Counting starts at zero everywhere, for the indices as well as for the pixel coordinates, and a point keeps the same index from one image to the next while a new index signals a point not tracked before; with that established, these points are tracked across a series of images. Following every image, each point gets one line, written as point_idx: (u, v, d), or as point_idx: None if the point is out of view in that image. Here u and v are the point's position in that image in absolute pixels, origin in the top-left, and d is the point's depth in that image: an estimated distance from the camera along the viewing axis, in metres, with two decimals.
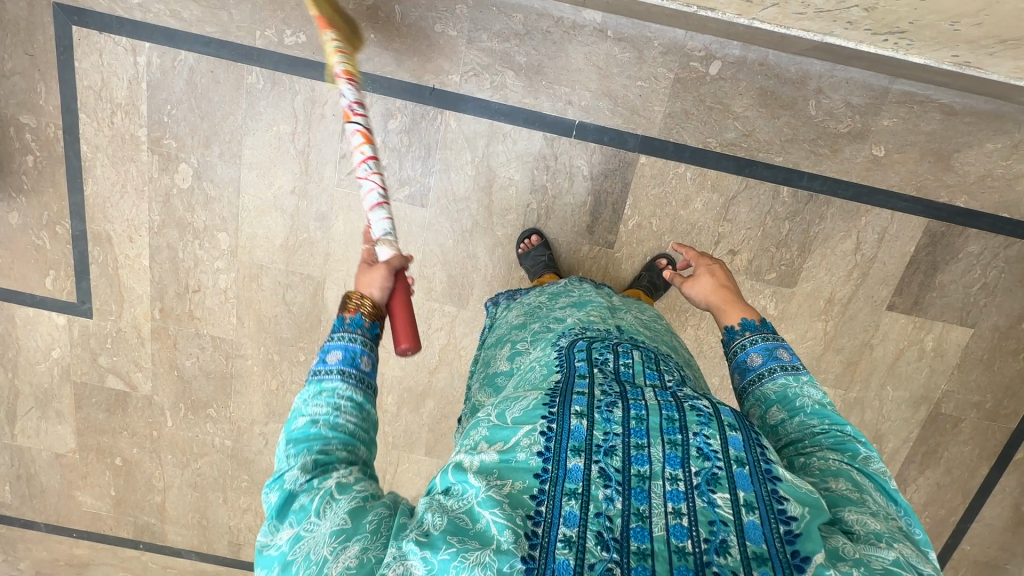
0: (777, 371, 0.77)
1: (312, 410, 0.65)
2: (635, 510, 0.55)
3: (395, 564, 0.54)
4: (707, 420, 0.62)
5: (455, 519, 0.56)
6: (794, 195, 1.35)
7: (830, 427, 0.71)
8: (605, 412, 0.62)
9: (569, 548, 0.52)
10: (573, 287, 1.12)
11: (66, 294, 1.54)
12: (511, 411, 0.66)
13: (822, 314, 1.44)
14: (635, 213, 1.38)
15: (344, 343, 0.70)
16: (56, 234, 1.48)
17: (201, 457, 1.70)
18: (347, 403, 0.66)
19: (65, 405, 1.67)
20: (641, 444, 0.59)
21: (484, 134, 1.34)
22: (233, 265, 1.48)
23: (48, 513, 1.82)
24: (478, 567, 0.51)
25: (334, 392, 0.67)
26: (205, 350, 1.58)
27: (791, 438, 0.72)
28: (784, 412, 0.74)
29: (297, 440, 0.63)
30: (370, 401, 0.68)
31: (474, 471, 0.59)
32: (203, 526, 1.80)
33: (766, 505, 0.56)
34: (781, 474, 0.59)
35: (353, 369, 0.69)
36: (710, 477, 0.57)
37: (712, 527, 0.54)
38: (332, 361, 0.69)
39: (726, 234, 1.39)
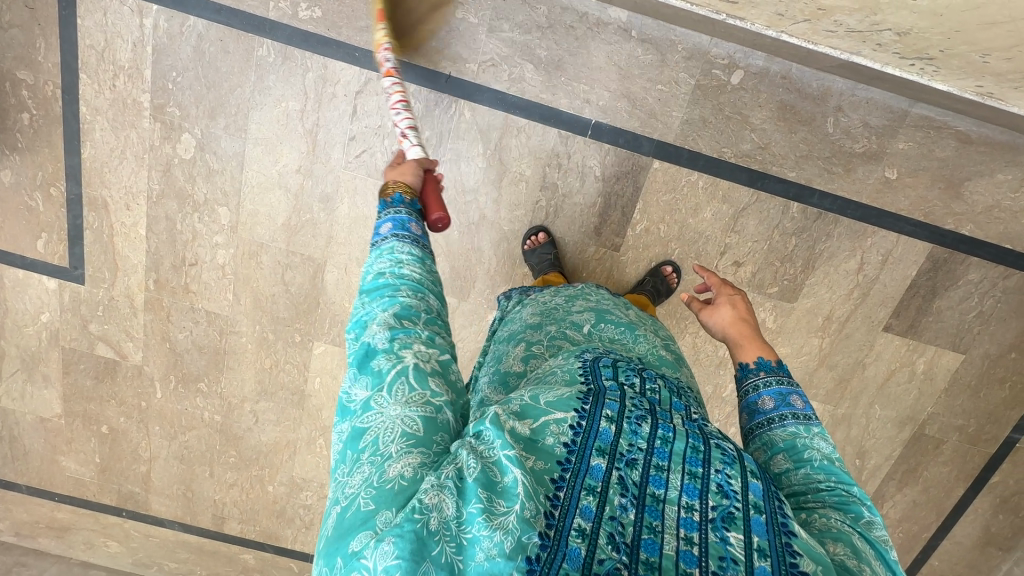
0: (788, 419, 0.72)
1: (377, 267, 0.73)
2: (647, 523, 0.54)
3: (432, 492, 0.52)
4: (730, 461, 0.60)
5: (486, 469, 0.54)
6: (803, 212, 1.34)
7: (837, 484, 0.65)
8: (634, 423, 0.60)
9: (583, 538, 0.50)
10: (593, 293, 1.12)
11: (57, 259, 1.51)
12: (545, 395, 0.64)
13: (820, 331, 1.45)
14: (644, 217, 1.37)
15: (392, 214, 0.81)
16: (51, 196, 1.44)
17: (189, 430, 1.69)
18: (407, 256, 0.75)
19: (53, 370, 1.64)
20: (662, 467, 0.57)
21: (498, 126, 1.32)
22: (232, 241, 1.45)
23: (31, 475, 1.80)
24: (499, 531, 0.49)
25: (393, 249, 0.75)
26: (199, 325, 1.56)
27: (793, 489, 0.66)
28: (790, 462, 0.68)
29: (371, 291, 0.71)
30: (427, 258, 0.77)
31: (507, 431, 0.58)
32: (187, 498, 1.80)
33: (777, 553, 0.54)
34: (797, 529, 0.56)
35: (406, 231, 0.79)
36: (726, 514, 0.56)
37: (721, 563, 0.53)
38: (386, 230, 0.79)
39: (733, 245, 1.38)
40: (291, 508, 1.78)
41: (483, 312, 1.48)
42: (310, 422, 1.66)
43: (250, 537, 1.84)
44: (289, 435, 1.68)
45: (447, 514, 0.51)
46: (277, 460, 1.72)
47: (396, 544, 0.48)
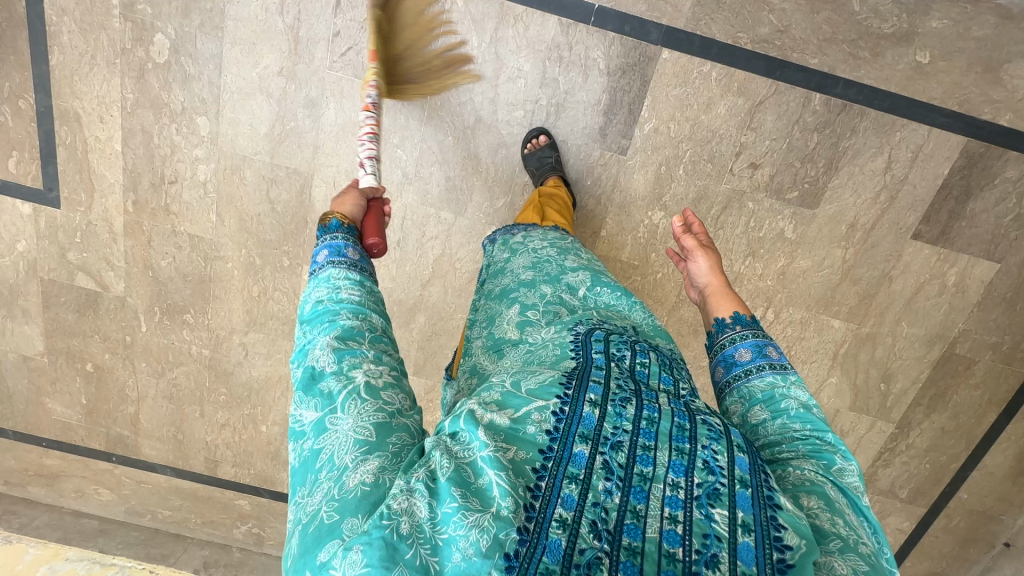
0: (766, 369, 0.78)
1: (315, 295, 0.73)
2: (631, 507, 0.52)
3: (401, 496, 0.50)
4: (717, 437, 0.59)
5: (459, 468, 0.53)
6: (826, 104, 1.24)
7: (810, 433, 0.68)
8: (618, 405, 0.59)
9: (563, 529, 0.49)
10: (582, 249, 1.05)
11: (31, 180, 1.42)
12: (527, 382, 0.64)
13: (843, 240, 1.36)
14: (653, 115, 1.27)
15: (328, 241, 0.81)
16: (19, 110, 1.35)
17: (177, 366, 1.62)
18: (344, 282, 0.75)
19: (33, 303, 1.57)
20: (648, 446, 0.56)
21: (494, 15, 1.22)
22: (213, 155, 1.37)
23: (17, 420, 1.74)
24: (475, 529, 0.48)
25: (330, 277, 0.75)
26: (182, 250, 1.47)
27: (769, 439, 0.70)
28: (766, 412, 0.73)
29: (311, 320, 0.71)
30: (368, 281, 0.76)
31: (483, 424, 0.57)
32: (179, 441, 1.73)
33: (761, 530, 0.52)
34: (781, 502, 0.54)
35: (342, 258, 0.79)
36: (711, 490, 0.54)
37: (705, 541, 0.50)
38: (322, 258, 0.79)
39: (749, 144, 1.28)
40: (286, 449, 1.72)
41: (481, 228, 1.40)
42: None
43: (245, 481, 1.77)
44: (280, 369, 1.60)
45: (420, 517, 0.49)
46: (270, 397, 1.64)
47: (363, 551, 0.47)
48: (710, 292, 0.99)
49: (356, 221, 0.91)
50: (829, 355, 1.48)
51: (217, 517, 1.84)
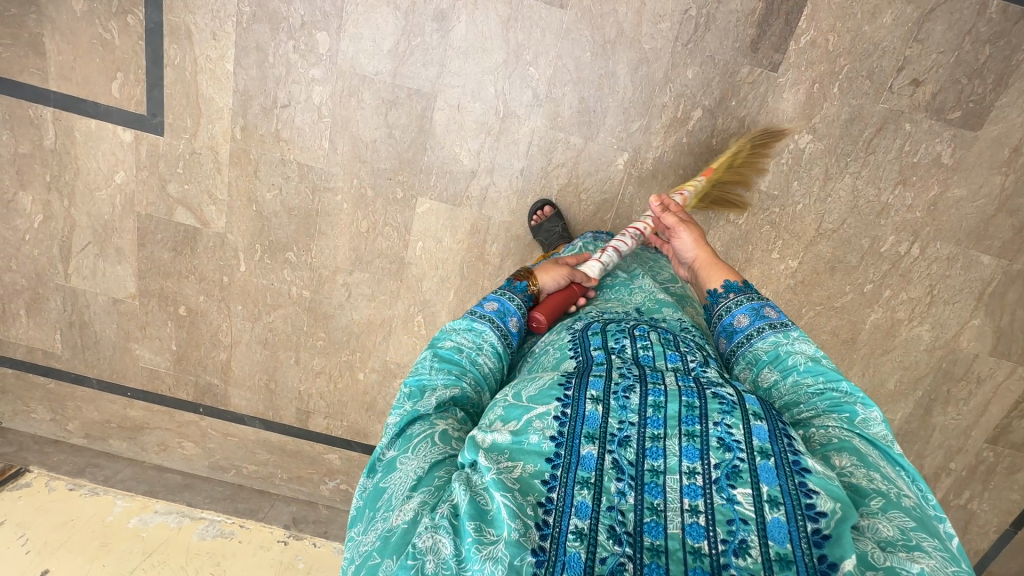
0: (766, 330, 0.77)
1: (459, 341, 0.73)
2: (649, 505, 0.52)
3: (426, 535, 0.49)
4: (729, 410, 0.59)
5: (476, 497, 0.52)
6: (1003, 11, 1.15)
7: (826, 387, 0.69)
8: (621, 398, 0.60)
9: (581, 540, 0.49)
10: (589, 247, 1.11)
11: (134, 105, 1.35)
12: (527, 390, 0.64)
13: (1004, 166, 1.27)
14: (811, 26, 1.19)
15: (504, 297, 0.81)
16: (128, 26, 1.28)
17: (275, 309, 1.55)
18: (489, 346, 0.74)
19: (127, 241, 1.50)
20: (657, 436, 0.57)
21: None
22: (331, 75, 1.29)
23: (102, 368, 1.68)
24: (489, 561, 0.47)
25: (482, 333, 0.75)
26: (290, 181, 1.40)
27: (784, 401, 0.71)
28: (776, 372, 0.73)
29: (443, 359, 0.70)
30: (506, 356, 0.76)
31: (485, 448, 0.56)
32: (270, 390, 1.66)
33: (791, 500, 0.51)
34: (810, 465, 0.54)
35: (502, 322, 0.78)
36: (730, 470, 0.54)
37: (731, 527, 0.50)
38: (490, 308, 0.79)
39: (913, 58, 1.19)
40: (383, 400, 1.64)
41: (611, 156, 1.32)
42: (408, 296, 1.49)
43: (338, 434, 1.71)
44: (384, 312, 1.52)
45: (445, 555, 0.48)
46: (370, 342, 1.57)
47: None
48: (699, 265, 0.94)
49: (543, 294, 0.87)
50: (974, 295, 1.39)
51: (303, 472, 1.77)
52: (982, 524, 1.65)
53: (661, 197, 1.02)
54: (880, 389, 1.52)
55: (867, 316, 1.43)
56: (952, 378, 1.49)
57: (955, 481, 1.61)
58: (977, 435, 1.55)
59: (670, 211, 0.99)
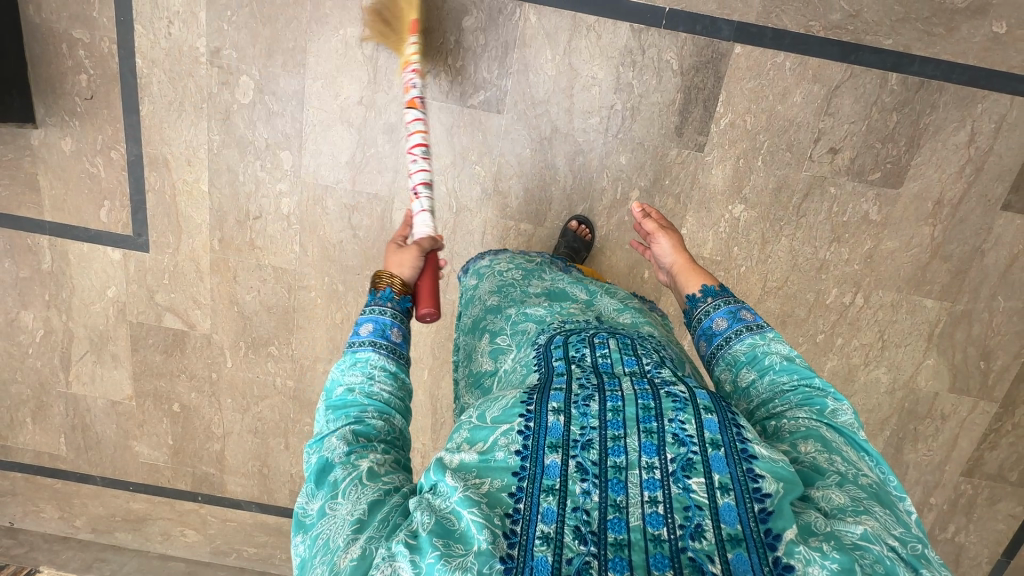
0: (744, 332, 0.81)
1: (348, 381, 0.73)
2: (612, 502, 0.54)
3: (384, 565, 0.52)
4: (682, 406, 0.62)
5: (442, 519, 0.54)
6: (903, 83, 1.24)
7: (798, 382, 0.73)
8: (582, 405, 0.62)
9: (547, 544, 0.51)
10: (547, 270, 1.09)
11: (121, 227, 1.48)
12: (491, 410, 0.66)
13: (930, 217, 1.34)
14: (729, 110, 1.29)
15: (375, 315, 0.80)
16: (112, 160, 1.42)
17: (262, 400, 1.63)
18: (381, 372, 0.74)
19: (121, 348, 1.61)
20: (618, 436, 0.59)
21: (567, 28, 1.25)
22: (297, 187, 1.41)
23: (104, 466, 1.76)
24: (459, 571, 0.50)
25: (367, 362, 0.74)
26: (267, 283, 1.50)
27: (761, 398, 0.75)
28: (754, 372, 0.77)
29: (336, 408, 0.71)
30: (402, 371, 0.76)
31: (453, 468, 0.59)
32: (264, 475, 1.73)
33: (740, 484, 0.56)
34: (757, 452, 0.59)
35: (383, 338, 0.78)
36: (685, 462, 0.57)
37: (687, 513, 0.54)
38: (365, 332, 0.78)
39: (827, 129, 1.28)
40: None
41: None
42: None
43: None
44: None
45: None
46: None
47: None
48: (676, 271, 0.98)
49: (411, 286, 0.87)
50: (923, 336, 1.44)
51: None
52: (973, 556, 1.65)
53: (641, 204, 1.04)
54: None
55: (824, 364, 1.49)
56: (917, 417, 1.52)
57: (938, 516, 1.62)
58: (952, 469, 1.57)
59: (652, 218, 1.02)
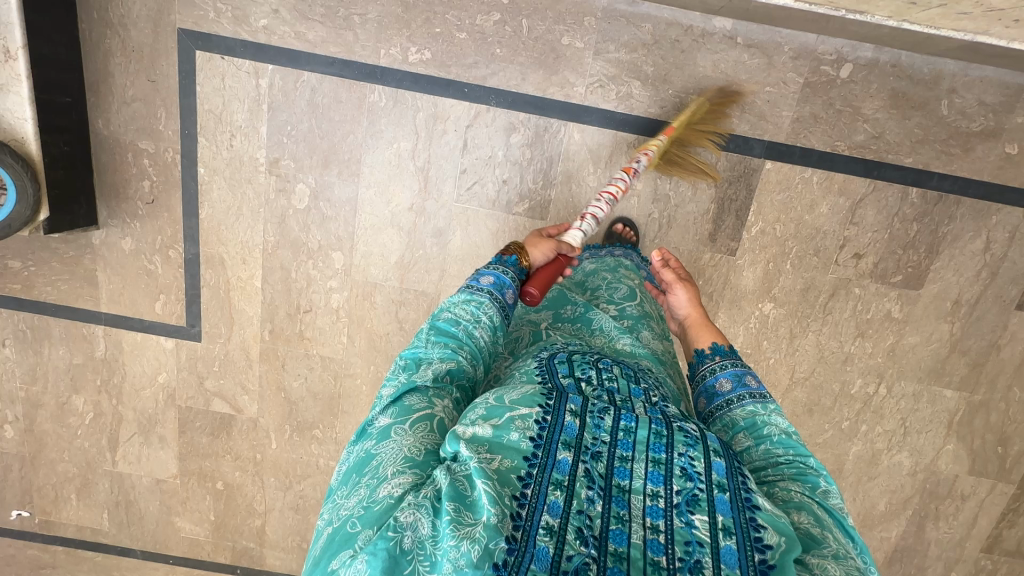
0: (746, 398, 0.78)
1: (455, 312, 0.80)
2: (615, 514, 0.57)
3: (408, 510, 0.54)
4: (693, 443, 0.63)
5: (456, 481, 0.56)
6: (923, 196, 1.33)
7: (794, 457, 0.70)
8: (597, 416, 0.64)
9: (550, 536, 0.53)
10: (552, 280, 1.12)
11: (175, 318, 1.54)
12: (509, 394, 0.67)
13: (949, 315, 1.42)
14: (759, 219, 1.37)
15: (498, 272, 0.88)
16: (169, 258, 1.48)
17: (305, 479, 1.68)
18: (484, 318, 0.80)
19: (169, 430, 1.66)
20: (626, 458, 0.61)
21: (608, 145, 1.33)
22: (346, 284, 1.47)
23: (145, 540, 1.79)
24: (467, 541, 0.51)
25: (478, 304, 0.81)
26: (314, 371, 1.56)
27: (753, 465, 0.72)
28: (749, 439, 0.74)
29: (440, 333, 0.77)
30: (501, 328, 0.83)
31: (466, 439, 0.60)
32: (303, 548, 1.77)
33: (742, 532, 0.56)
34: (759, 503, 0.58)
35: (499, 294, 0.85)
36: (691, 497, 0.58)
37: (687, 548, 0.55)
38: (486, 281, 0.86)
39: (852, 237, 1.37)
40: None
41: None
42: None
43: None
44: None
45: (422, 534, 0.52)
46: None
47: (368, 561, 0.50)
48: (689, 323, 1.00)
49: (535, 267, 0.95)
50: (943, 423, 1.51)
51: None
52: None
53: (664, 253, 1.07)
54: (873, 511, 1.61)
55: (848, 448, 1.55)
56: (938, 497, 1.58)
57: None
58: (972, 545, 1.62)
59: (671, 268, 1.04)
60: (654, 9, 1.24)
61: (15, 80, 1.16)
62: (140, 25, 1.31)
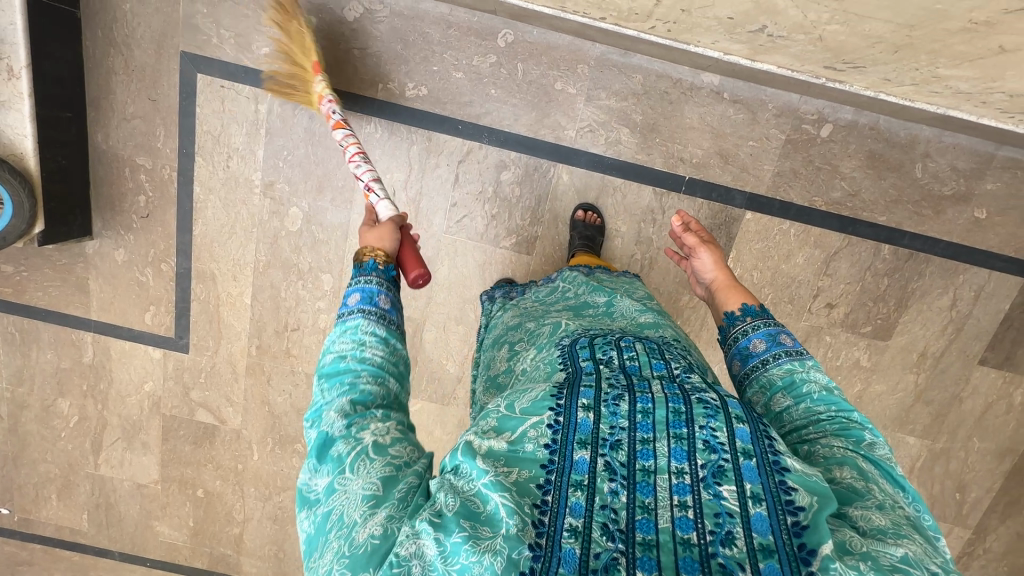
0: (782, 358, 0.82)
1: (339, 349, 0.73)
2: (641, 502, 0.56)
3: (408, 542, 0.54)
4: (713, 414, 0.63)
5: (466, 501, 0.57)
6: (894, 253, 1.38)
7: (836, 413, 0.75)
8: (612, 404, 0.64)
9: (576, 537, 0.53)
10: (567, 283, 1.13)
11: (164, 330, 1.56)
12: (520, 402, 0.68)
13: (915, 367, 1.47)
14: (738, 265, 1.41)
15: (360, 285, 0.78)
16: (161, 271, 1.51)
17: (284, 490, 1.71)
18: (370, 337, 0.73)
19: (152, 436, 1.68)
20: (647, 438, 0.61)
21: (595, 187, 1.37)
22: (335, 305, 1.51)
23: (124, 542, 1.81)
24: (488, 554, 0.52)
25: (358, 328, 0.74)
26: (298, 387, 1.59)
27: (795, 424, 0.76)
28: (790, 399, 0.78)
29: (330, 376, 0.70)
30: (393, 337, 0.75)
31: (482, 454, 0.61)
32: (279, 558, 1.79)
33: (773, 496, 0.57)
34: (788, 465, 0.60)
35: (373, 304, 0.77)
36: (716, 469, 0.59)
37: (718, 520, 0.55)
38: (353, 302, 0.77)
39: (825, 287, 1.42)
40: None
41: None
42: None
43: None
44: None
45: (430, 557, 0.53)
46: None
47: None
48: (717, 286, 1.02)
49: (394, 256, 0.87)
50: (906, 468, 1.57)
51: None
52: None
53: (684, 217, 1.11)
54: None
55: None
56: None
57: None
58: None
59: (693, 233, 1.07)
60: (645, 61, 1.28)
61: (17, 98, 1.19)
62: (144, 45, 1.33)
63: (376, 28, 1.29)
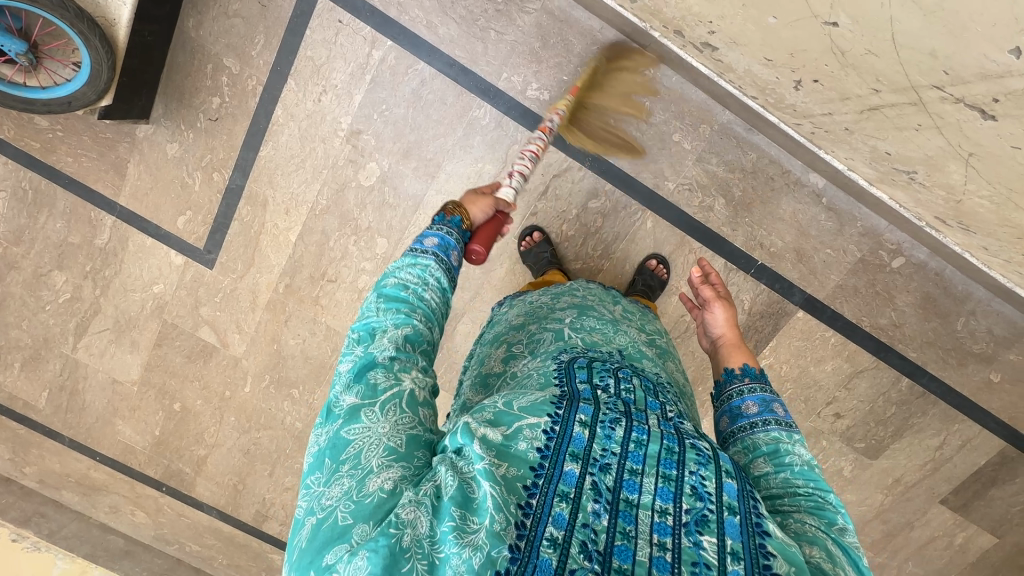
0: (770, 423, 0.68)
1: (402, 277, 0.71)
2: (621, 528, 0.50)
3: (409, 507, 0.48)
4: (705, 462, 0.56)
5: (462, 483, 0.51)
6: (911, 387, 1.47)
7: (815, 490, 0.60)
8: (607, 427, 0.56)
9: (555, 547, 0.47)
10: (584, 292, 1.08)
11: (193, 238, 1.48)
12: (518, 400, 0.60)
13: (886, 488, 1.59)
14: (773, 354, 1.46)
15: (441, 233, 0.79)
16: (211, 180, 1.41)
17: (265, 429, 1.68)
18: (433, 280, 0.73)
19: (144, 337, 1.60)
20: (636, 471, 0.53)
21: (673, 243, 1.38)
22: (380, 270, 1.46)
23: (78, 430, 1.73)
24: (468, 548, 0.46)
25: (427, 268, 0.73)
26: (314, 336, 1.55)
27: (767, 492, 0.63)
28: (769, 466, 0.64)
29: (388, 299, 0.68)
30: (450, 291, 0.75)
31: (476, 438, 0.54)
32: (236, 490, 1.76)
33: (751, 557, 0.50)
34: (770, 529, 0.52)
35: (445, 257, 0.76)
36: (699, 517, 0.51)
37: (694, 569, 0.49)
38: (429, 244, 0.77)
39: (840, 398, 1.50)
40: None
41: None
42: None
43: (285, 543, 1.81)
44: None
45: (421, 533, 0.47)
46: None
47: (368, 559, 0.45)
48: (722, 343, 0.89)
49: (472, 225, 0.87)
50: None
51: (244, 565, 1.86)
52: None
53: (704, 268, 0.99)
54: None
55: None
56: None
57: None
58: None
59: (710, 284, 0.95)
60: (764, 142, 1.31)
61: None
62: None
63: (520, 18, 1.25)
